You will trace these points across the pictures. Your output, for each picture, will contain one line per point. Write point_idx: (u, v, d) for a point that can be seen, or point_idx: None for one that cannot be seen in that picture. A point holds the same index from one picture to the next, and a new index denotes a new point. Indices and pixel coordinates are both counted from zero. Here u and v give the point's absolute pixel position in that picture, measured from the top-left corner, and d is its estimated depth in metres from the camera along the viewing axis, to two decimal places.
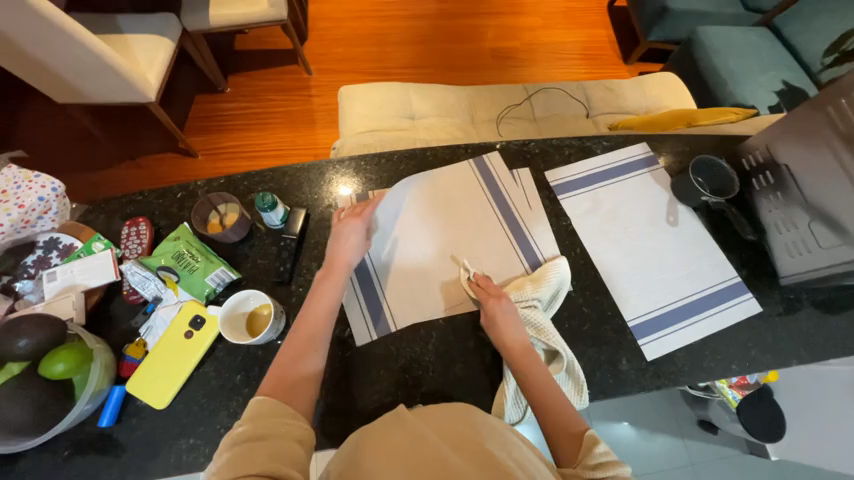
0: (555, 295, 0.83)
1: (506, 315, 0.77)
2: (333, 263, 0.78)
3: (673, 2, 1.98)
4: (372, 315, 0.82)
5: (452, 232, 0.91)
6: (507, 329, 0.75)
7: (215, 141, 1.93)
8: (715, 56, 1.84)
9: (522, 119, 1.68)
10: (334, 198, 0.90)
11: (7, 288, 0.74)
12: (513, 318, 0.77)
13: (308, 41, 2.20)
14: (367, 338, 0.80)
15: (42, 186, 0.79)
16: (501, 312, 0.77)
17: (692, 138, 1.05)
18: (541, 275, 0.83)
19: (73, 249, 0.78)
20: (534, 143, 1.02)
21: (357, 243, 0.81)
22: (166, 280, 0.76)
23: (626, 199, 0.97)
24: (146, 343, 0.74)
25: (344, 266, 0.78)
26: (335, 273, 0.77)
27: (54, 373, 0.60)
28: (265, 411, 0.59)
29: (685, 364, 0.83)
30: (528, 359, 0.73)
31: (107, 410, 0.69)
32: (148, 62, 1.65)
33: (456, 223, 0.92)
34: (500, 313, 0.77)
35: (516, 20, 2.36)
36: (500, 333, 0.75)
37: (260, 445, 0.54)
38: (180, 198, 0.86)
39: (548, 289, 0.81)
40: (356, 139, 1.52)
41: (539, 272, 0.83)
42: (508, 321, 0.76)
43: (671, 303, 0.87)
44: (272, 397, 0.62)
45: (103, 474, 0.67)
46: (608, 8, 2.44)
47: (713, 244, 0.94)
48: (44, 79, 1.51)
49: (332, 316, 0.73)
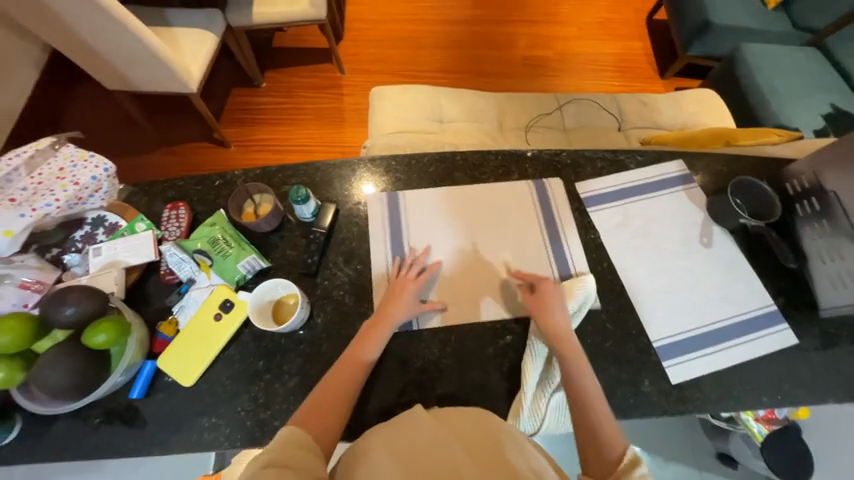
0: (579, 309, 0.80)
1: (552, 304, 0.78)
2: (380, 319, 0.77)
3: (715, 18, 1.93)
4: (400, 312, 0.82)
5: (483, 236, 0.90)
6: (549, 317, 0.76)
7: (248, 133, 1.99)
8: (758, 74, 1.78)
9: (551, 129, 1.67)
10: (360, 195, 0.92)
11: (56, 259, 0.78)
12: (558, 306, 0.78)
13: (343, 41, 2.25)
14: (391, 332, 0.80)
15: (96, 165, 0.77)
16: (550, 294, 0.79)
17: (730, 158, 1.02)
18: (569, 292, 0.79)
19: (118, 228, 0.82)
20: (565, 154, 1.01)
21: (411, 304, 0.79)
22: (200, 263, 0.79)
23: (658, 216, 0.95)
24: (178, 322, 0.77)
25: (391, 323, 0.76)
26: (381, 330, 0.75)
27: (96, 343, 0.63)
28: (292, 441, 0.59)
29: (711, 391, 0.80)
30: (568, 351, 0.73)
31: (138, 383, 0.72)
32: (193, 55, 1.73)
33: (481, 230, 0.91)
34: (544, 307, 0.78)
35: (550, 29, 2.35)
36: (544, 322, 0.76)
37: (288, 473, 0.53)
38: (218, 186, 0.89)
39: (575, 300, 0.79)
40: (386, 139, 1.55)
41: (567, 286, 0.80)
42: (550, 311, 0.77)
43: (699, 327, 0.84)
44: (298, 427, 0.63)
45: (129, 444, 0.70)
46: (647, 21, 2.39)
47: (749, 269, 0.90)
48: (99, 68, 1.61)
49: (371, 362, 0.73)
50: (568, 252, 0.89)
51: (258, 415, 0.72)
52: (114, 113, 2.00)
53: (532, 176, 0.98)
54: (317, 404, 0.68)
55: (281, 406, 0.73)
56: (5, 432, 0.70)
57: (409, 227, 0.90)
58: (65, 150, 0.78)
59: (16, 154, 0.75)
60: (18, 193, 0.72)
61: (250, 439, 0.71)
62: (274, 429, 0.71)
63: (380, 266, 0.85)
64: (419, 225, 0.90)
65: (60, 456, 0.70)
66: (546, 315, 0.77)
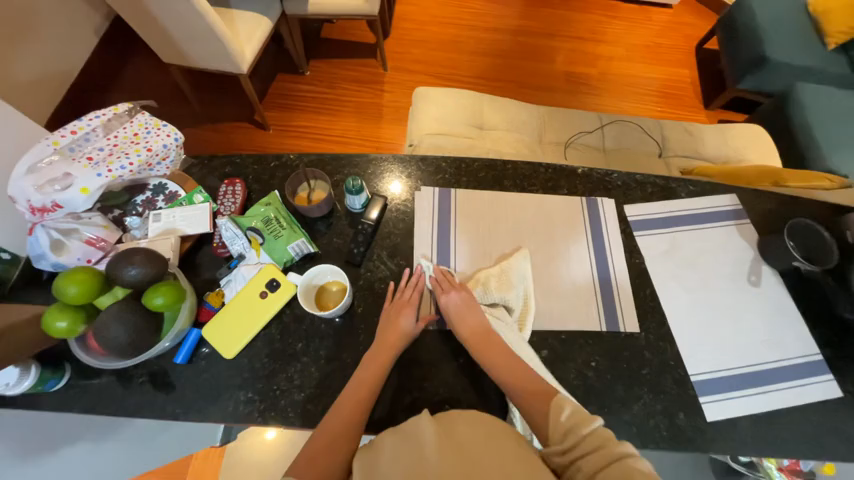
0: (525, 295, 0.83)
1: (464, 312, 0.78)
2: (397, 324, 0.76)
3: (771, 53, 1.89)
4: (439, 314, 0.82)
5: (511, 240, 0.90)
6: (465, 321, 0.77)
7: (288, 118, 2.03)
8: (810, 116, 1.73)
9: (590, 148, 1.66)
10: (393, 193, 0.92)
11: (117, 220, 0.81)
12: (473, 312, 0.78)
13: (389, 39, 2.27)
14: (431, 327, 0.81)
15: (167, 134, 0.80)
16: (454, 306, 0.78)
17: (785, 198, 0.99)
18: (526, 309, 0.82)
19: (177, 197, 0.84)
20: (616, 175, 1.00)
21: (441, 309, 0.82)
22: (252, 240, 0.81)
23: (706, 249, 0.93)
24: (225, 294, 0.79)
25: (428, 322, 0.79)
26: (400, 328, 0.76)
27: (154, 304, 0.65)
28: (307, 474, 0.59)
29: (747, 433, 0.77)
30: (489, 345, 0.74)
31: (182, 349, 0.74)
32: (248, 37, 1.77)
33: (508, 243, 0.90)
34: (459, 306, 0.78)
35: (597, 48, 2.33)
36: (458, 323, 0.77)
37: None
38: (274, 167, 0.91)
39: (519, 297, 0.82)
40: (427, 139, 1.55)
41: (522, 306, 0.82)
42: (464, 307, 0.78)
43: (741, 367, 0.82)
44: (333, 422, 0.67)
45: (169, 407, 0.72)
46: (696, 49, 2.35)
47: (798, 315, 0.87)
48: (158, 38, 1.65)
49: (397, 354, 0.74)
50: (616, 294, 0.87)
51: (294, 396, 0.74)
52: (164, 83, 2.05)
53: (583, 194, 0.97)
54: (356, 388, 0.70)
55: (316, 390, 0.74)
56: (56, 379, 0.72)
57: (449, 226, 0.90)
58: (141, 117, 0.81)
59: (96, 115, 0.78)
60: (95, 152, 0.75)
61: (283, 418, 0.72)
62: (307, 412, 0.73)
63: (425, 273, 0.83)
64: (455, 222, 0.91)
65: (104, 410, 0.72)
66: (460, 314, 0.78)
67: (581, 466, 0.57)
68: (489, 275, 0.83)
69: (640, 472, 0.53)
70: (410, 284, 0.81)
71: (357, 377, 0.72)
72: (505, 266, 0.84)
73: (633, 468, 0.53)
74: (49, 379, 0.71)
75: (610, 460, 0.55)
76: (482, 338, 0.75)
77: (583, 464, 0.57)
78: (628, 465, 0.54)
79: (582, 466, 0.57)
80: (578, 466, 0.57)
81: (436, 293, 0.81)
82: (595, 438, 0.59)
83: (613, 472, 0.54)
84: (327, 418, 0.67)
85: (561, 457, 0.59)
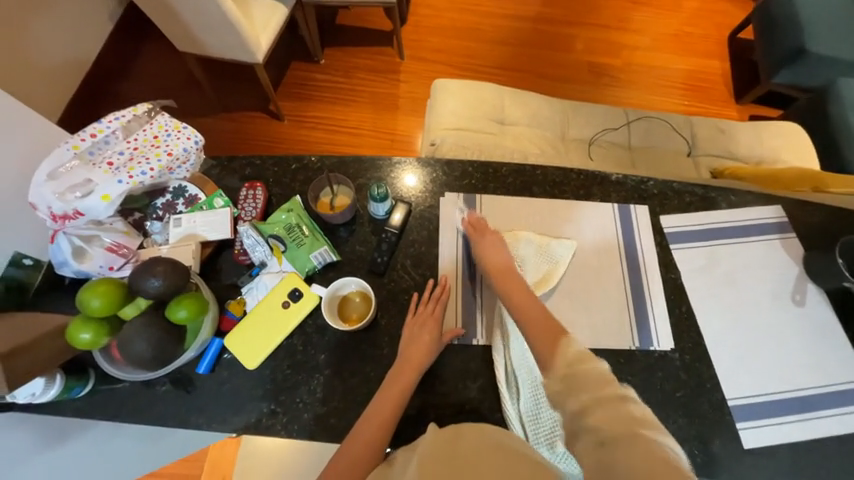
0: (550, 269, 0.83)
1: (496, 248, 0.80)
2: (422, 315, 0.76)
3: (813, 45, 1.76)
4: (463, 314, 0.80)
5: (550, 223, 0.89)
6: (493, 256, 0.80)
7: (302, 108, 1.98)
8: (851, 115, 1.62)
9: (616, 146, 1.58)
10: (407, 190, 0.89)
11: (138, 224, 0.80)
12: (502, 250, 0.80)
13: (405, 26, 2.18)
14: (461, 338, 0.78)
15: (188, 137, 0.78)
16: (486, 242, 0.81)
17: (830, 210, 0.93)
18: (546, 277, 0.83)
19: (196, 201, 0.82)
20: (652, 182, 0.94)
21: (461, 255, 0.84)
22: (273, 248, 0.79)
23: (747, 264, 0.88)
24: (246, 303, 0.77)
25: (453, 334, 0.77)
26: (427, 329, 0.74)
27: (178, 318, 0.64)
28: None
29: (786, 461, 0.74)
30: (511, 281, 0.77)
31: (205, 359, 0.74)
32: (263, 25, 1.71)
33: (544, 221, 0.89)
34: (488, 246, 0.81)
35: (624, 37, 2.21)
36: (485, 259, 0.80)
37: None
38: (294, 170, 0.88)
39: (543, 267, 0.83)
40: (446, 136, 1.49)
41: (544, 273, 0.83)
42: (495, 247, 0.80)
43: (783, 392, 0.78)
44: (355, 447, 0.64)
45: (193, 417, 0.72)
46: (730, 39, 2.22)
47: (843, 337, 0.83)
48: (173, 27, 1.61)
49: (421, 371, 0.71)
50: (650, 309, 0.83)
51: (316, 410, 0.72)
52: (177, 71, 2.01)
53: (615, 201, 0.92)
54: (378, 410, 0.68)
55: (338, 404, 0.73)
56: (81, 387, 0.71)
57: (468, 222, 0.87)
58: (160, 118, 0.78)
59: (115, 116, 0.76)
60: (116, 157, 0.73)
61: (306, 431, 0.71)
62: (329, 427, 0.71)
63: (449, 264, 0.83)
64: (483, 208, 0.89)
65: (129, 419, 0.72)
66: (489, 251, 0.80)
67: (578, 395, 0.58)
68: (529, 239, 0.84)
69: (635, 413, 0.54)
70: (431, 295, 0.78)
71: (380, 395, 0.70)
72: (545, 243, 0.84)
73: (630, 408, 0.55)
74: (74, 387, 0.70)
75: (606, 397, 0.57)
76: (504, 273, 0.78)
77: (580, 391, 0.58)
78: (624, 403, 0.56)
79: (578, 395, 0.58)
80: (574, 395, 0.59)
81: (468, 231, 0.83)
82: (597, 375, 0.60)
83: (611, 408, 0.55)
84: (349, 440, 0.65)
85: (560, 383, 0.61)
